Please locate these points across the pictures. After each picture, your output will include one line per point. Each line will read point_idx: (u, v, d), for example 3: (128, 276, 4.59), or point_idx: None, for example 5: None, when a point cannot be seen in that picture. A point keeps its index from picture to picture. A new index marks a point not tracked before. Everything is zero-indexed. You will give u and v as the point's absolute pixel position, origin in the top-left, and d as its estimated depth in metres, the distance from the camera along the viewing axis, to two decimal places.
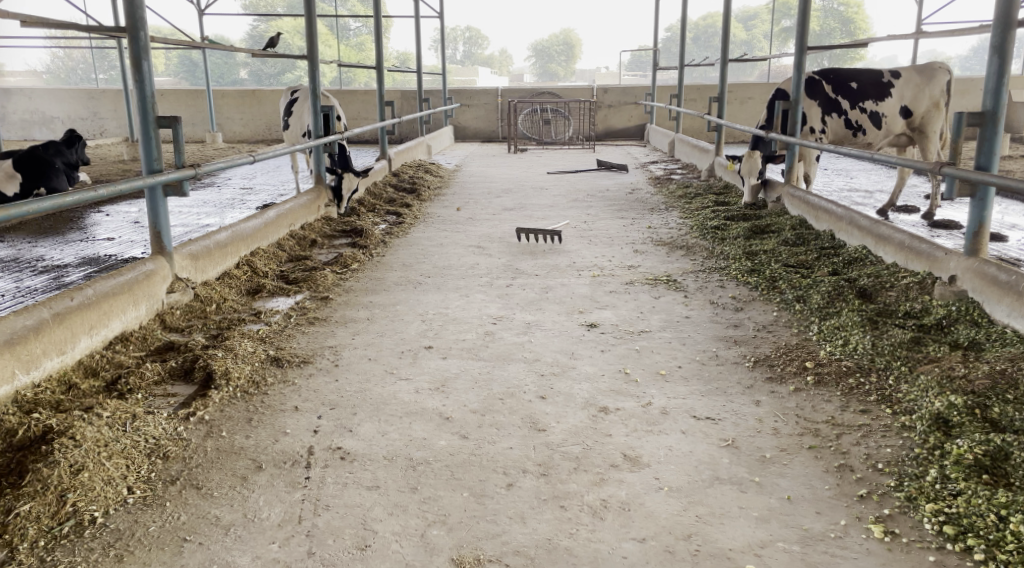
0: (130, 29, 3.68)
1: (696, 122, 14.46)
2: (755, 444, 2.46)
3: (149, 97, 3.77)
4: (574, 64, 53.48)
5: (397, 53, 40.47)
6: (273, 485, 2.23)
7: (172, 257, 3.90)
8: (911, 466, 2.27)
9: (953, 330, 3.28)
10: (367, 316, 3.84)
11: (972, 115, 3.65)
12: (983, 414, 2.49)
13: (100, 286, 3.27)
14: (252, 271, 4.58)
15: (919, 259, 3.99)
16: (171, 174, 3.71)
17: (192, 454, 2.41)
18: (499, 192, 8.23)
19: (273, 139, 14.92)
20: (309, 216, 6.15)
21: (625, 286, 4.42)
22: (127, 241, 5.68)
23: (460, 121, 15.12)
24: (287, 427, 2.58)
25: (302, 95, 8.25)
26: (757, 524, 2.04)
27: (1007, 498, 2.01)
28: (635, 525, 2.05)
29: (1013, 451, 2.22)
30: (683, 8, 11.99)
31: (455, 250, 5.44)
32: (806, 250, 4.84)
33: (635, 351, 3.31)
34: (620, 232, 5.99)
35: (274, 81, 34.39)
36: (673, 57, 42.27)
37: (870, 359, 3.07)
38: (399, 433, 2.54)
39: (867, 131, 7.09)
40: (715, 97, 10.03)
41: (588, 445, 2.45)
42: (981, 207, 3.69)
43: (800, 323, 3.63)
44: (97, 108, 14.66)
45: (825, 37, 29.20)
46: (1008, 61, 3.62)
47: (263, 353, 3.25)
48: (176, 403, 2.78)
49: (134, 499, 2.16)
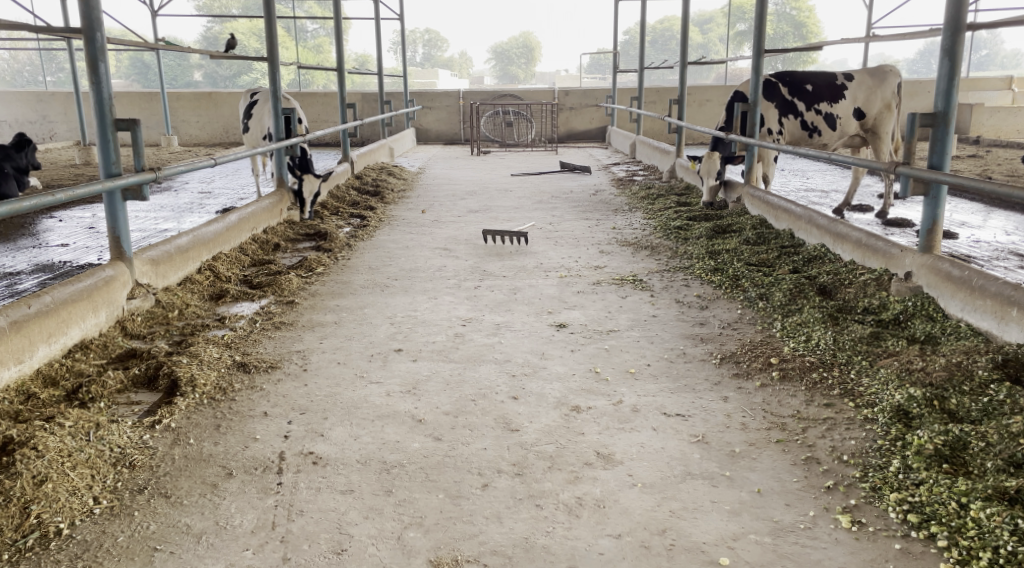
0: (86, 30, 3.59)
1: (656, 123, 14.63)
2: (725, 440, 2.50)
3: (106, 100, 3.69)
4: (534, 67, 53.63)
5: (356, 56, 40.18)
6: (244, 492, 2.20)
7: (132, 262, 3.82)
8: (875, 457, 2.33)
9: (910, 325, 3.39)
10: (335, 320, 3.81)
11: (924, 116, 3.76)
12: (941, 406, 2.56)
13: (58, 292, 3.19)
14: (215, 276, 4.51)
15: (876, 257, 4.09)
16: (131, 177, 3.64)
17: (159, 462, 2.37)
18: (463, 194, 8.23)
19: (231, 142, 14.70)
20: (271, 219, 6.07)
21: (592, 286, 4.46)
22: (83, 247, 5.54)
23: (421, 123, 15.07)
24: (257, 433, 2.55)
25: (262, 98, 8.16)
26: (729, 517, 2.07)
27: (967, 486, 2.08)
28: (611, 521, 2.07)
29: (971, 441, 2.29)
30: (643, 12, 12.12)
31: (421, 252, 5.42)
32: (767, 249, 4.93)
33: (604, 350, 3.34)
34: (585, 233, 6.03)
35: (229, 83, 33.94)
36: (632, 61, 42.66)
37: (833, 354, 3.13)
38: (371, 437, 2.52)
39: (822, 133, 7.25)
40: (675, 99, 10.15)
41: (561, 445, 2.47)
42: (934, 205, 3.79)
43: (763, 320, 3.70)
44: (46, 111, 14.28)
45: (778, 40, 29.76)
46: (958, 64, 3.73)
47: (229, 359, 3.20)
48: (140, 411, 2.72)
49: (101, 509, 2.11)
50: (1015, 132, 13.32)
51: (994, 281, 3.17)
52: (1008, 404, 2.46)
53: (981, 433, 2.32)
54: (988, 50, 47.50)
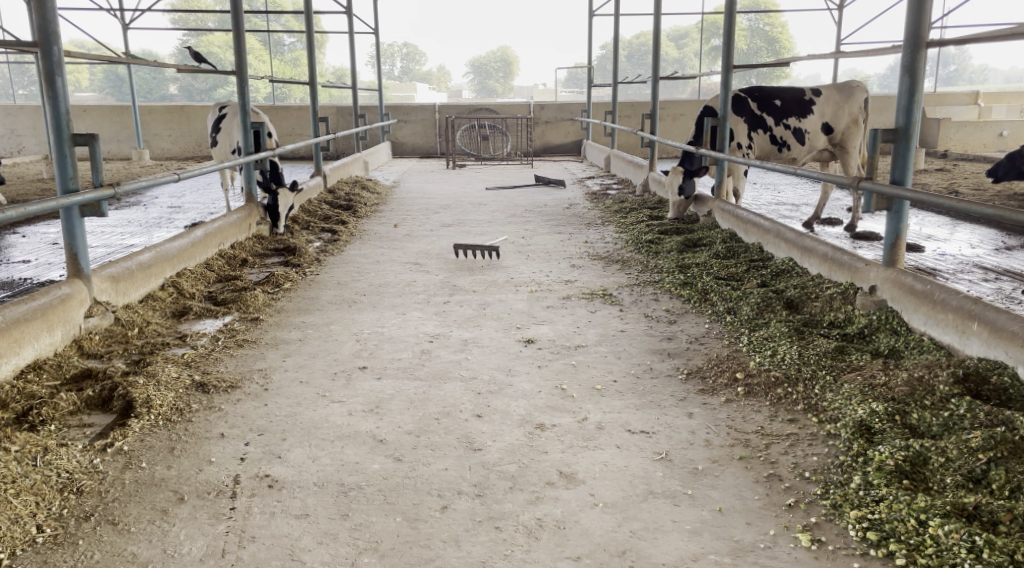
0: (42, 44, 3.53)
1: (631, 137, 14.72)
2: (688, 457, 2.48)
3: (63, 115, 3.62)
4: (511, 81, 53.91)
5: (333, 69, 40.11)
6: (195, 518, 2.14)
7: (90, 279, 3.74)
8: (837, 473, 2.32)
9: (874, 339, 3.42)
10: (299, 337, 3.76)
11: (886, 132, 3.80)
12: (902, 420, 2.57)
13: (11, 311, 3.12)
14: (178, 293, 4.44)
15: (842, 270, 4.12)
16: (88, 194, 3.56)
17: (109, 487, 2.30)
18: (437, 208, 8.20)
19: (203, 156, 14.56)
20: (239, 234, 6.00)
21: (562, 300, 4.44)
22: (45, 264, 5.42)
23: (397, 137, 15.05)
24: (212, 455, 2.49)
25: (232, 111, 8.09)
26: (689, 537, 2.05)
27: (926, 502, 2.07)
28: (571, 543, 2.03)
29: (931, 457, 2.30)
30: (617, 27, 12.21)
31: (392, 267, 5.38)
32: (736, 263, 4.95)
33: (571, 366, 3.32)
34: (557, 247, 6.02)
35: (204, 96, 33.82)
36: (608, 75, 42.99)
37: (798, 368, 3.12)
38: (330, 458, 2.47)
39: (792, 147, 7.31)
40: (648, 113, 10.18)
41: (524, 464, 2.43)
42: (897, 220, 3.82)
43: (731, 335, 3.70)
44: (14, 125, 14.05)
45: (751, 57, 30.15)
46: (919, 80, 3.77)
47: (189, 379, 3.13)
48: (92, 434, 2.64)
49: (44, 539, 2.04)
50: (981, 146, 13.56)
51: (955, 295, 3.20)
52: (968, 419, 2.48)
53: (940, 448, 2.33)
54: (955, 66, 48.36)
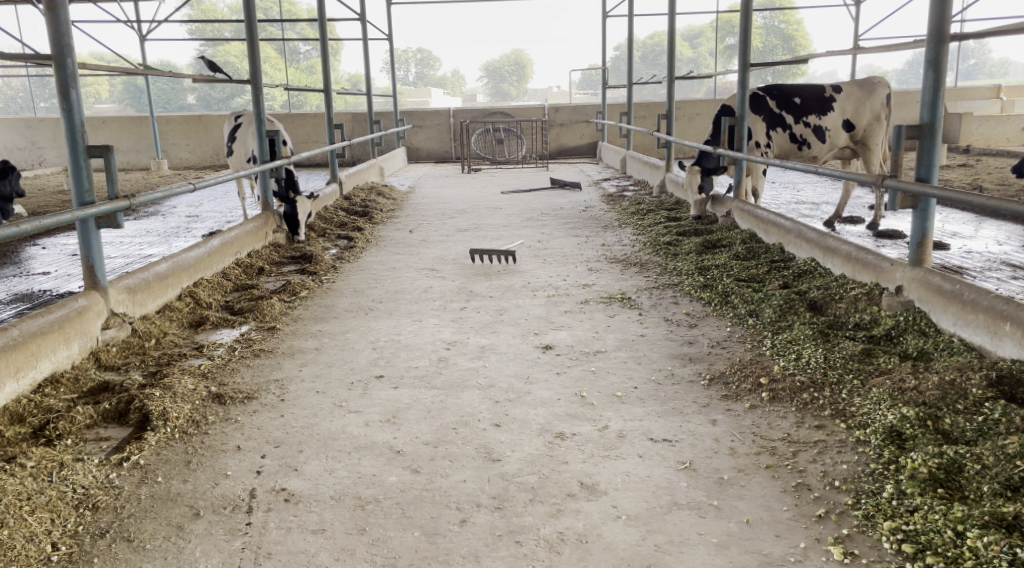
0: (57, 57, 3.52)
1: (646, 138, 14.62)
2: (713, 466, 2.42)
3: (78, 127, 3.62)
4: (526, 84, 53.83)
5: (348, 75, 40.17)
6: (211, 534, 2.11)
7: (107, 291, 3.73)
8: (868, 482, 2.25)
9: (902, 340, 3.33)
10: (316, 346, 3.73)
11: (910, 128, 3.71)
12: (935, 426, 2.49)
13: (28, 325, 3.11)
14: (196, 302, 4.43)
15: (866, 270, 4.02)
16: (103, 206, 3.54)
17: (124, 503, 2.27)
18: (453, 213, 8.16)
19: (220, 165, 14.63)
20: (256, 243, 5.99)
21: (580, 304, 4.39)
22: (64, 275, 5.45)
23: (412, 142, 15.06)
24: (228, 469, 2.46)
25: (246, 120, 8.12)
26: (716, 551, 1.99)
27: (963, 513, 2.00)
28: (593, 558, 1.98)
29: (966, 464, 2.22)
30: (632, 27, 12.10)
31: (408, 273, 5.35)
32: (757, 264, 4.87)
33: (591, 373, 3.26)
34: (574, 251, 5.96)
35: (223, 105, 34.07)
36: (622, 76, 42.73)
37: (823, 373, 3.04)
38: (347, 470, 2.43)
39: (812, 145, 7.21)
40: (664, 113, 10.06)
41: (544, 475, 2.38)
42: (923, 218, 3.72)
43: (753, 338, 3.62)
44: (35, 137, 14.21)
45: (767, 54, 29.88)
46: (943, 75, 3.68)
47: (205, 390, 3.10)
48: (108, 448, 2.63)
49: (58, 557, 2.02)
50: (1004, 140, 13.34)
51: (987, 295, 3.10)
52: (1003, 424, 2.40)
53: (975, 455, 2.26)
54: (975, 59, 47.74)
